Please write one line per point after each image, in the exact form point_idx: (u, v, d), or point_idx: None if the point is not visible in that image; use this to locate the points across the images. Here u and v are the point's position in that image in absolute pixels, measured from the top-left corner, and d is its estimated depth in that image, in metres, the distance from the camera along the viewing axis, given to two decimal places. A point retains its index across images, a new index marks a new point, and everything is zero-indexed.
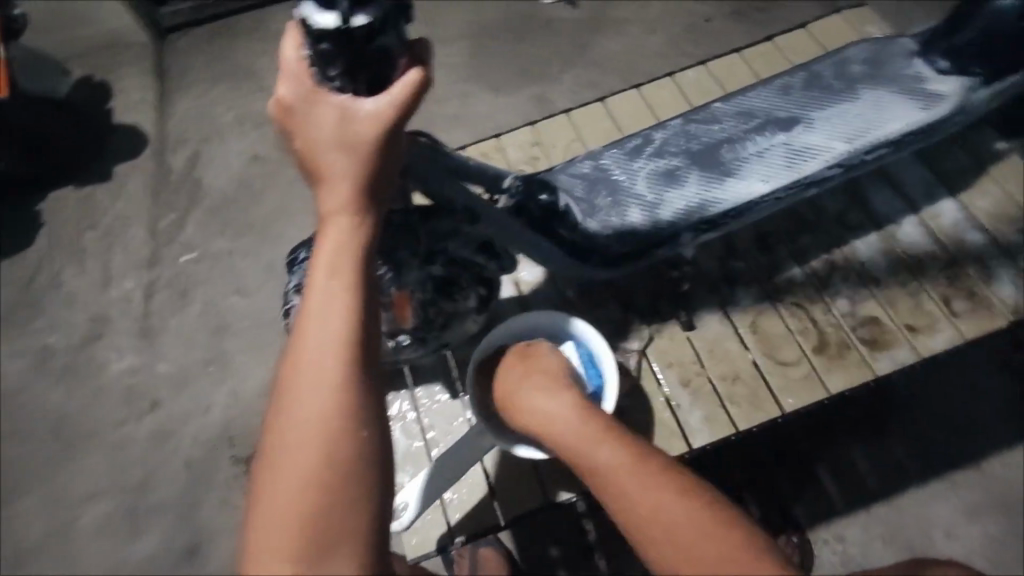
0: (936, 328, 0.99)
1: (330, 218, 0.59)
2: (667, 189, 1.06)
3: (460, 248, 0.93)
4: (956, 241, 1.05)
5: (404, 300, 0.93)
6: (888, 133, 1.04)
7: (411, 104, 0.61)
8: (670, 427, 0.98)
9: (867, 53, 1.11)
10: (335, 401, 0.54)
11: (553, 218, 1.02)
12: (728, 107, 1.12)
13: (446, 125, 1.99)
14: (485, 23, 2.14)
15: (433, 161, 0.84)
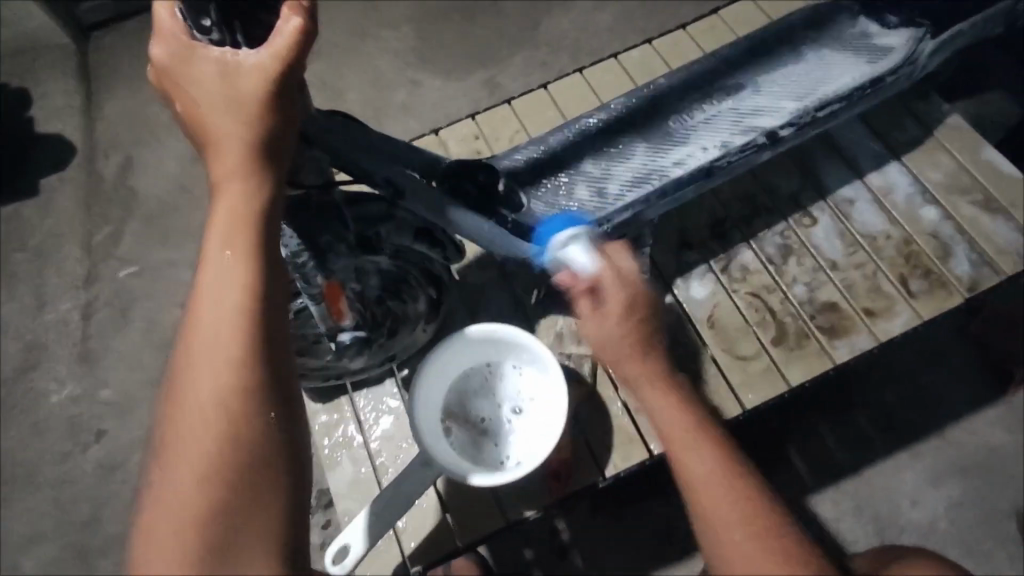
0: (895, 310, 0.89)
1: (222, 185, 0.59)
2: (615, 161, 0.99)
3: (393, 233, 0.87)
4: (911, 215, 0.95)
5: (336, 292, 0.84)
6: (838, 87, 0.99)
7: (294, 53, 0.59)
8: (628, 435, 0.91)
9: (806, 17, 1.05)
10: (233, 365, 0.55)
11: (489, 199, 0.94)
12: (671, 80, 1.02)
13: (395, 118, 1.91)
14: (430, 6, 2.04)
15: (356, 137, 0.77)
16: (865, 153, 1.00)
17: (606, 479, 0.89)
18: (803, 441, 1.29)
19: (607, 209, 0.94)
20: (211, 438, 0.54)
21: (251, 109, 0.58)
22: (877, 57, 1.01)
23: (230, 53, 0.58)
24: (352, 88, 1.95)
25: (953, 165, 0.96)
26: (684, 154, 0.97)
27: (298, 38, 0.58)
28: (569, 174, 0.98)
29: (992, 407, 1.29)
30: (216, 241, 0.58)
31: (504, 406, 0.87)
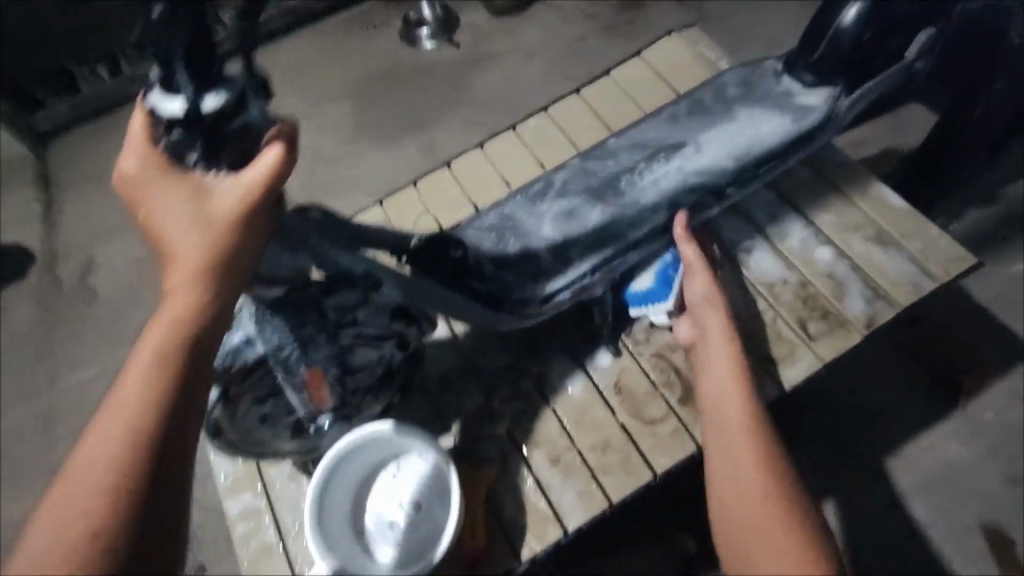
0: (797, 355, 0.82)
1: (173, 292, 0.51)
2: (573, 232, 0.87)
3: (370, 317, 0.78)
4: (803, 254, 0.89)
5: (319, 378, 0.73)
6: (775, 142, 0.88)
7: (273, 183, 0.52)
8: (541, 514, 0.79)
9: (740, 78, 0.94)
10: (118, 457, 0.46)
11: (462, 277, 0.83)
12: (622, 142, 0.94)
13: (342, 190, 1.92)
14: (369, 77, 2.09)
15: (331, 224, 0.69)
16: (757, 201, 0.95)
17: (522, 563, 0.77)
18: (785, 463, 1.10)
19: (567, 279, 0.85)
20: (46, 560, 0.42)
21: (214, 229, 0.51)
22: (803, 113, 0.89)
23: (210, 178, 0.53)
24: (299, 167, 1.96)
25: (841, 202, 0.92)
26: (633, 219, 0.86)
27: (280, 169, 0.52)
28: (525, 245, 0.87)
29: (947, 418, 1.21)
30: (158, 336, 0.50)
31: (399, 501, 0.76)
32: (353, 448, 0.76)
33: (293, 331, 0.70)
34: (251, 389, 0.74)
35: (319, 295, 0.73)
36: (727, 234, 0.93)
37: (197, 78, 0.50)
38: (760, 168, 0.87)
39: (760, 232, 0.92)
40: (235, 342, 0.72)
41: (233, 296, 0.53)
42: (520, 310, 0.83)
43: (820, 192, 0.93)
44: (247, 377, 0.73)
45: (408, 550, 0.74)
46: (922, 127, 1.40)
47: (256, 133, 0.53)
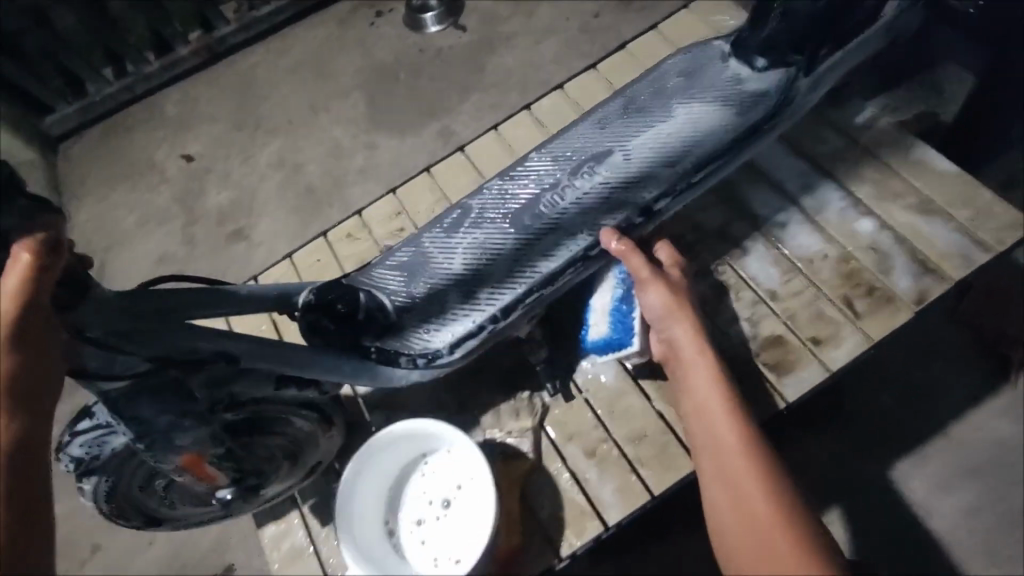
0: (843, 335, 0.77)
1: None
2: (485, 268, 0.80)
3: (250, 388, 0.74)
4: (844, 227, 0.84)
5: (199, 461, 0.73)
6: (709, 148, 0.80)
7: (29, 293, 0.50)
8: (579, 508, 0.75)
9: (682, 66, 0.84)
10: None
11: (356, 330, 0.81)
12: (543, 154, 0.82)
13: (354, 180, 1.88)
14: (376, 65, 2.03)
15: (174, 305, 0.65)
16: (790, 172, 0.89)
17: (562, 560, 0.74)
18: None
19: (479, 322, 0.81)
20: None
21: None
22: (746, 108, 0.80)
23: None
24: (311, 161, 1.91)
25: (881, 169, 0.87)
26: (549, 250, 0.80)
27: (33, 272, 0.51)
28: (432, 288, 0.81)
29: (994, 395, 1.16)
30: None
31: (433, 498, 0.75)
32: (372, 449, 0.71)
33: (154, 420, 0.66)
34: (132, 469, 0.73)
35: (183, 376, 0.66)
36: (759, 208, 0.88)
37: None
38: (690, 179, 0.80)
39: (797, 204, 0.87)
40: (97, 431, 0.69)
41: (43, 407, 0.50)
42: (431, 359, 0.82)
43: (858, 159, 0.88)
44: (122, 464, 0.72)
45: (441, 550, 0.72)
46: (962, 87, 1.31)
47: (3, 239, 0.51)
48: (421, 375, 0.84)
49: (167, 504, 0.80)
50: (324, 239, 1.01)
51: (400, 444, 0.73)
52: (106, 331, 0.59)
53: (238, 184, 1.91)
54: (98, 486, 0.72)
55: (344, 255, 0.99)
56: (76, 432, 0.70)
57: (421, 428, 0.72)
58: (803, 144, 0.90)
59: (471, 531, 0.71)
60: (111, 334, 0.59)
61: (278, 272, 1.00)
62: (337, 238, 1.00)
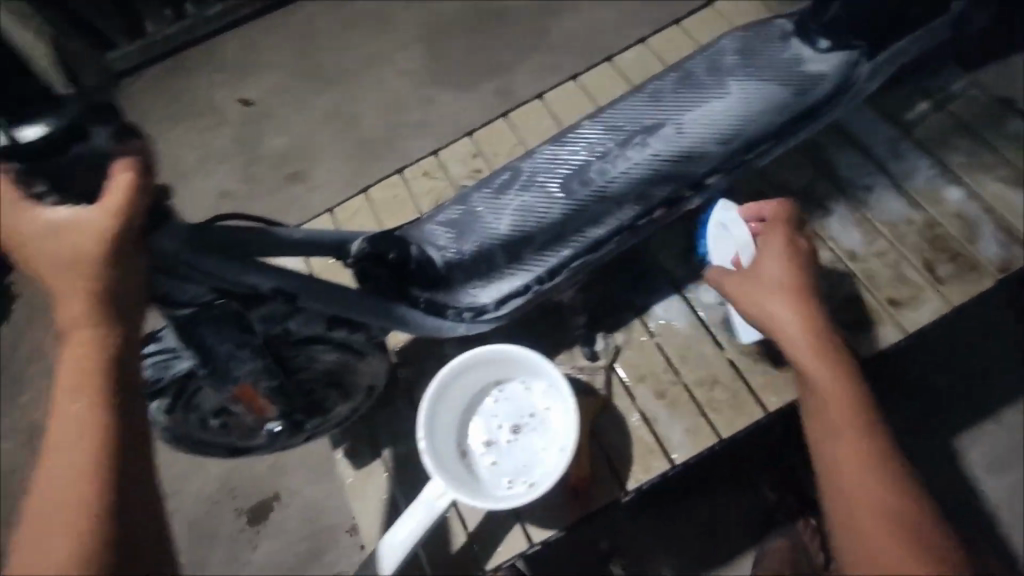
0: (922, 299, 0.78)
1: (64, 333, 0.41)
2: (533, 232, 0.75)
3: (303, 326, 0.65)
4: (930, 193, 0.84)
5: (252, 392, 0.66)
6: (771, 124, 0.75)
7: (132, 208, 0.42)
8: (647, 446, 0.78)
9: (742, 41, 0.78)
10: (71, 543, 0.39)
11: (406, 281, 0.72)
12: (595, 122, 0.78)
13: (408, 135, 1.84)
14: (436, 20, 1.96)
15: (242, 249, 0.56)
16: (879, 138, 0.88)
17: (628, 493, 0.77)
18: (896, 415, 1.02)
19: (523, 285, 0.76)
20: None
21: (80, 266, 0.41)
22: (806, 89, 0.75)
23: (59, 206, 0.42)
24: (366, 113, 1.88)
25: (974, 140, 0.85)
26: (596, 217, 0.75)
27: (134, 194, 0.42)
28: (479, 247, 0.75)
29: None
30: (65, 390, 0.41)
31: (503, 423, 0.76)
32: (457, 368, 0.73)
33: (214, 349, 0.59)
34: (193, 397, 0.68)
35: (242, 309, 0.59)
36: (844, 169, 0.87)
37: (15, 112, 0.41)
38: (749, 154, 0.76)
39: (881, 168, 0.87)
40: (162, 354, 0.64)
41: (139, 324, 0.44)
42: (476, 316, 0.75)
43: (949, 129, 0.87)
44: (183, 391, 0.67)
45: (513, 473, 0.74)
46: None
47: (100, 159, 0.42)
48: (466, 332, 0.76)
49: (230, 441, 0.74)
50: (400, 176, 1.03)
51: (479, 366, 0.75)
52: (168, 259, 0.50)
53: (295, 129, 1.89)
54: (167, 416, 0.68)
55: (420, 193, 1.01)
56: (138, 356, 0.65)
57: (512, 351, 0.74)
58: (893, 110, 0.89)
59: (551, 456, 0.73)
60: (170, 258, 0.51)
61: (354, 205, 1.02)
62: (413, 176, 1.02)
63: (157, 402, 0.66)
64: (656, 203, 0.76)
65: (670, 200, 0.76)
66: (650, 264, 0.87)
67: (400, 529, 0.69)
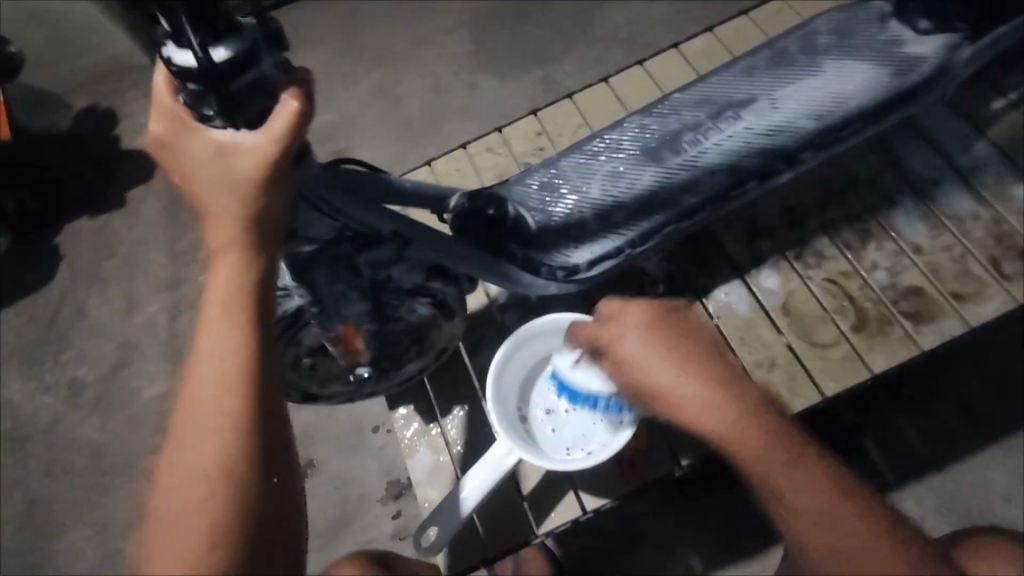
0: (987, 295, 0.78)
1: (218, 253, 0.48)
2: (625, 194, 0.80)
3: (405, 275, 0.70)
4: (1000, 192, 0.84)
5: (354, 333, 0.68)
6: (862, 103, 0.79)
7: (291, 140, 0.47)
8: None
9: (835, 24, 0.83)
10: (219, 427, 0.46)
11: (503, 237, 0.76)
12: (687, 95, 0.84)
13: (450, 117, 1.83)
14: (485, 6, 1.96)
15: (359, 188, 0.62)
16: (950, 134, 0.88)
17: (682, 468, 0.78)
18: (943, 416, 1.02)
19: (617, 246, 0.79)
20: (198, 495, 0.45)
21: (244, 189, 0.47)
22: (901, 70, 0.79)
23: (226, 131, 0.47)
24: (411, 95, 1.88)
25: None
26: (689, 184, 0.79)
27: (295, 123, 0.47)
28: (572, 207, 0.81)
29: None
30: (216, 301, 0.47)
31: None
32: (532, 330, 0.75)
33: (325, 288, 0.64)
34: (298, 331, 0.71)
35: (352, 250, 0.64)
36: (912, 164, 0.88)
37: (199, 27, 0.43)
38: (841, 131, 0.79)
39: (950, 165, 0.87)
40: None
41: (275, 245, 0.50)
42: (566, 275, 0.77)
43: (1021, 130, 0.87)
44: (293, 323, 0.70)
45: (574, 440, 0.75)
46: None
47: (267, 87, 0.46)
48: (555, 291, 0.79)
49: (308, 385, 0.79)
50: (463, 151, 1.04)
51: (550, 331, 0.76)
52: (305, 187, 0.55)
53: (340, 105, 1.90)
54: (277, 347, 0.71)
55: (483, 167, 1.03)
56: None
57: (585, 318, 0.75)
58: (964, 109, 0.90)
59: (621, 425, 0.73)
60: (309, 192, 0.56)
61: (418, 177, 1.04)
62: (477, 151, 1.04)
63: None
64: (748, 174, 0.79)
65: (761, 171, 0.79)
66: (712, 246, 0.88)
67: (469, 486, 0.71)
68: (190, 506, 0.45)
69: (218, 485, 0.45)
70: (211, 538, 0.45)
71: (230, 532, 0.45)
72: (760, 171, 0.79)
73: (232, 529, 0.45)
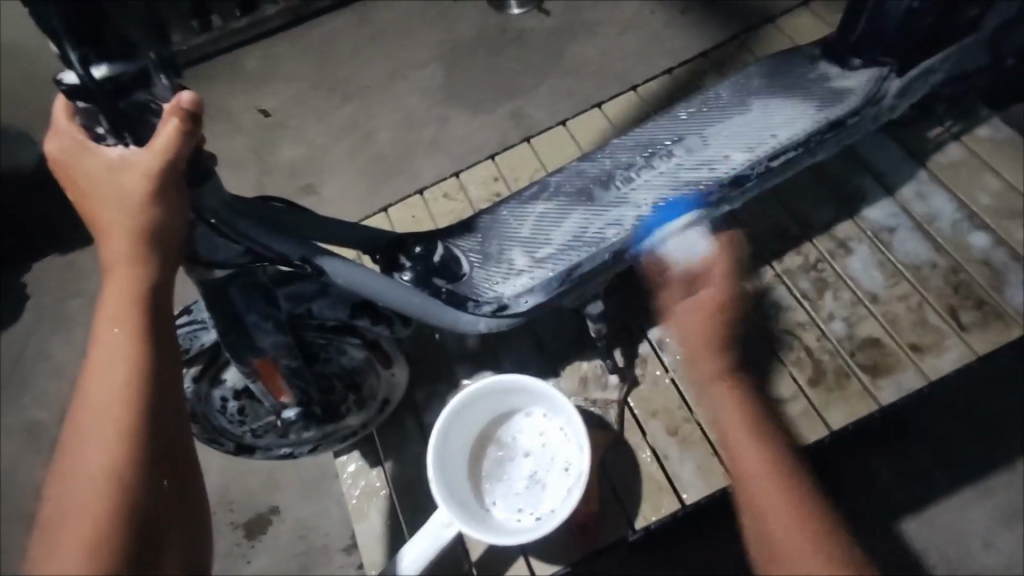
0: (945, 347, 0.76)
1: (109, 265, 0.51)
2: (556, 232, 0.77)
3: (327, 310, 0.70)
4: (953, 238, 0.82)
5: (272, 370, 0.69)
6: (792, 134, 0.77)
7: (175, 156, 0.51)
8: (657, 484, 0.76)
9: (769, 67, 0.83)
10: (114, 435, 0.49)
11: (427, 274, 0.75)
12: (624, 140, 0.82)
13: (420, 152, 1.72)
14: (458, 40, 1.84)
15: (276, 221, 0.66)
16: (904, 178, 0.87)
17: (636, 531, 0.75)
18: (926, 474, 0.96)
19: (542, 283, 0.74)
20: (88, 499, 0.47)
21: (132, 199, 0.51)
22: (831, 101, 0.78)
23: (118, 148, 0.52)
24: (382, 128, 1.75)
25: (1000, 187, 0.84)
26: (616, 218, 0.76)
27: (178, 137, 0.50)
28: (502, 246, 0.78)
29: None
30: (105, 316, 0.51)
31: (514, 456, 0.75)
32: (478, 390, 0.72)
33: (246, 314, 0.64)
34: (222, 368, 0.72)
35: (269, 282, 0.66)
36: (867, 210, 0.86)
37: (82, 45, 0.47)
38: (772, 160, 0.76)
39: (904, 209, 0.85)
40: (190, 326, 0.70)
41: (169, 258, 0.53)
42: (490, 309, 0.74)
43: (973, 175, 0.85)
44: (215, 361, 0.71)
45: (524, 502, 0.72)
46: None
47: (156, 107, 0.51)
48: (485, 330, 0.74)
49: (241, 433, 0.78)
50: (420, 197, 1.02)
51: (490, 392, 0.73)
52: (217, 214, 0.59)
53: None
54: (197, 389, 0.72)
55: (439, 213, 1.01)
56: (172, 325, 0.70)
57: (525, 380, 0.73)
58: (919, 152, 0.88)
59: (564, 473, 0.72)
60: (225, 222, 0.60)
61: (373, 224, 1.02)
62: (433, 197, 1.02)
63: (187, 369, 0.70)
64: (676, 204, 0.75)
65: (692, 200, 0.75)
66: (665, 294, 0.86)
67: (409, 552, 0.69)
68: (77, 519, 0.47)
69: (114, 489, 0.48)
70: (91, 545, 0.46)
71: (112, 537, 0.47)
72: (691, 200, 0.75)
73: (117, 530, 0.48)
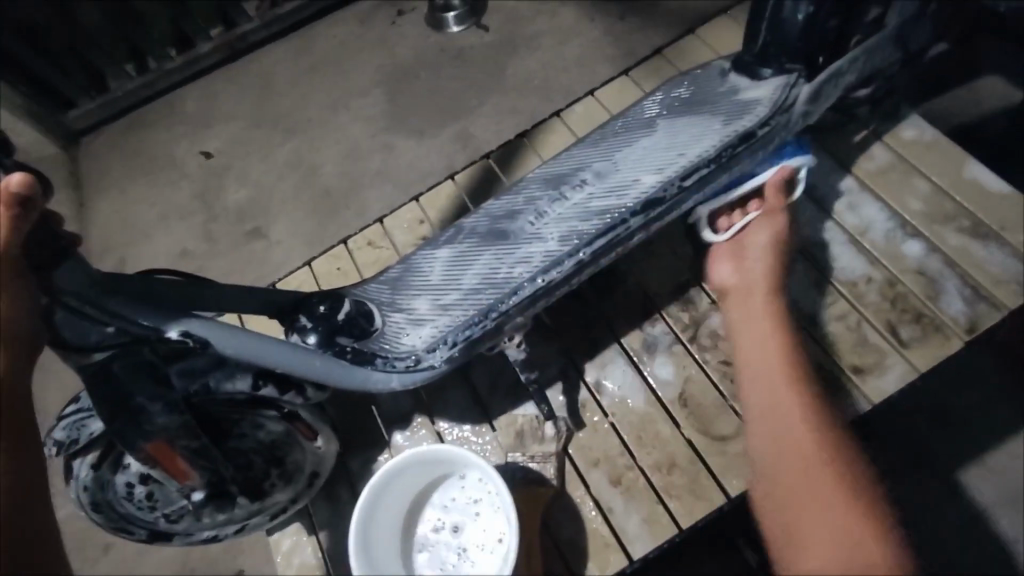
0: (887, 364, 0.74)
1: None
2: (466, 276, 0.74)
3: (224, 382, 0.67)
4: (887, 248, 0.79)
5: (171, 454, 0.63)
6: (703, 150, 0.73)
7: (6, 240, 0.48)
8: (603, 539, 0.72)
9: (678, 87, 0.80)
10: None
11: (333, 333, 0.71)
12: (537, 174, 0.79)
13: (366, 181, 1.58)
14: (400, 61, 1.71)
15: (161, 299, 0.63)
16: (833, 189, 0.85)
17: None
18: (897, 494, 0.92)
19: (450, 332, 0.70)
20: None
21: None
22: (739, 114, 0.75)
23: None
24: (327, 162, 1.62)
25: (930, 190, 0.81)
26: (525, 255, 0.72)
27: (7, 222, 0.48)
28: (412, 297, 0.75)
29: None
30: None
31: (441, 525, 0.72)
32: (404, 465, 0.68)
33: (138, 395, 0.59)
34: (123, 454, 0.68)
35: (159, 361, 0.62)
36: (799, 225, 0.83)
37: None
38: (684, 180, 0.72)
39: (835, 221, 0.83)
40: (81, 414, 0.66)
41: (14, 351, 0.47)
42: (399, 366, 0.70)
43: (904, 180, 0.83)
44: (112, 450, 0.68)
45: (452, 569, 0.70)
46: None
47: None
48: (396, 386, 0.70)
49: (154, 520, 0.73)
50: (344, 247, 0.98)
51: (417, 466, 0.69)
52: (76, 295, 0.57)
53: None
54: (96, 477, 0.68)
55: (365, 263, 0.96)
56: (61, 415, 0.67)
57: (453, 448, 0.68)
58: (846, 160, 0.86)
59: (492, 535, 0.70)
60: (88, 301, 0.58)
61: (297, 280, 0.97)
62: (357, 246, 0.98)
63: (83, 458, 0.67)
64: (586, 234, 0.71)
65: (602, 228, 0.71)
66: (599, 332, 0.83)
67: None
68: None
69: None
70: None
71: None
72: (601, 228, 0.71)
73: None
